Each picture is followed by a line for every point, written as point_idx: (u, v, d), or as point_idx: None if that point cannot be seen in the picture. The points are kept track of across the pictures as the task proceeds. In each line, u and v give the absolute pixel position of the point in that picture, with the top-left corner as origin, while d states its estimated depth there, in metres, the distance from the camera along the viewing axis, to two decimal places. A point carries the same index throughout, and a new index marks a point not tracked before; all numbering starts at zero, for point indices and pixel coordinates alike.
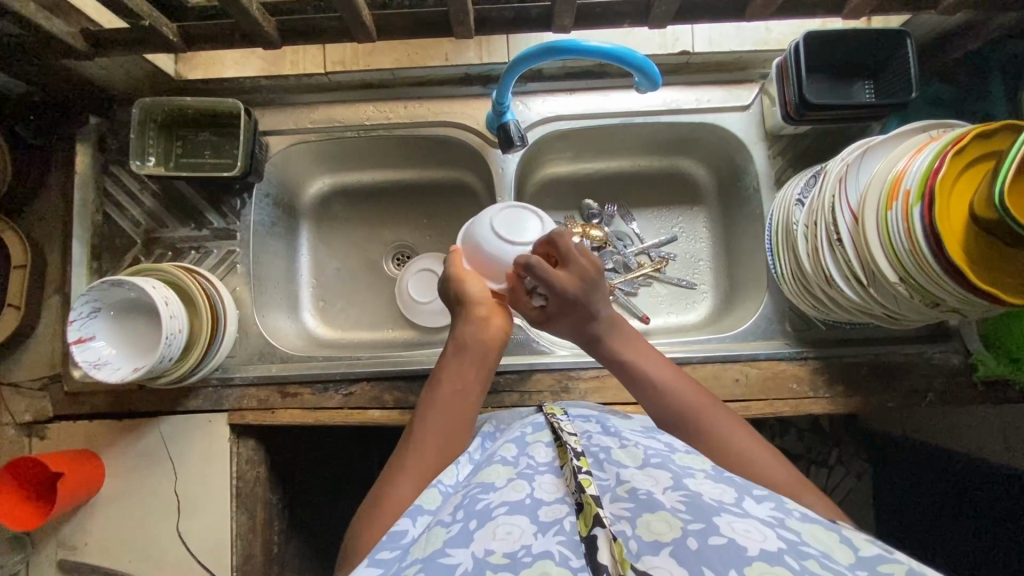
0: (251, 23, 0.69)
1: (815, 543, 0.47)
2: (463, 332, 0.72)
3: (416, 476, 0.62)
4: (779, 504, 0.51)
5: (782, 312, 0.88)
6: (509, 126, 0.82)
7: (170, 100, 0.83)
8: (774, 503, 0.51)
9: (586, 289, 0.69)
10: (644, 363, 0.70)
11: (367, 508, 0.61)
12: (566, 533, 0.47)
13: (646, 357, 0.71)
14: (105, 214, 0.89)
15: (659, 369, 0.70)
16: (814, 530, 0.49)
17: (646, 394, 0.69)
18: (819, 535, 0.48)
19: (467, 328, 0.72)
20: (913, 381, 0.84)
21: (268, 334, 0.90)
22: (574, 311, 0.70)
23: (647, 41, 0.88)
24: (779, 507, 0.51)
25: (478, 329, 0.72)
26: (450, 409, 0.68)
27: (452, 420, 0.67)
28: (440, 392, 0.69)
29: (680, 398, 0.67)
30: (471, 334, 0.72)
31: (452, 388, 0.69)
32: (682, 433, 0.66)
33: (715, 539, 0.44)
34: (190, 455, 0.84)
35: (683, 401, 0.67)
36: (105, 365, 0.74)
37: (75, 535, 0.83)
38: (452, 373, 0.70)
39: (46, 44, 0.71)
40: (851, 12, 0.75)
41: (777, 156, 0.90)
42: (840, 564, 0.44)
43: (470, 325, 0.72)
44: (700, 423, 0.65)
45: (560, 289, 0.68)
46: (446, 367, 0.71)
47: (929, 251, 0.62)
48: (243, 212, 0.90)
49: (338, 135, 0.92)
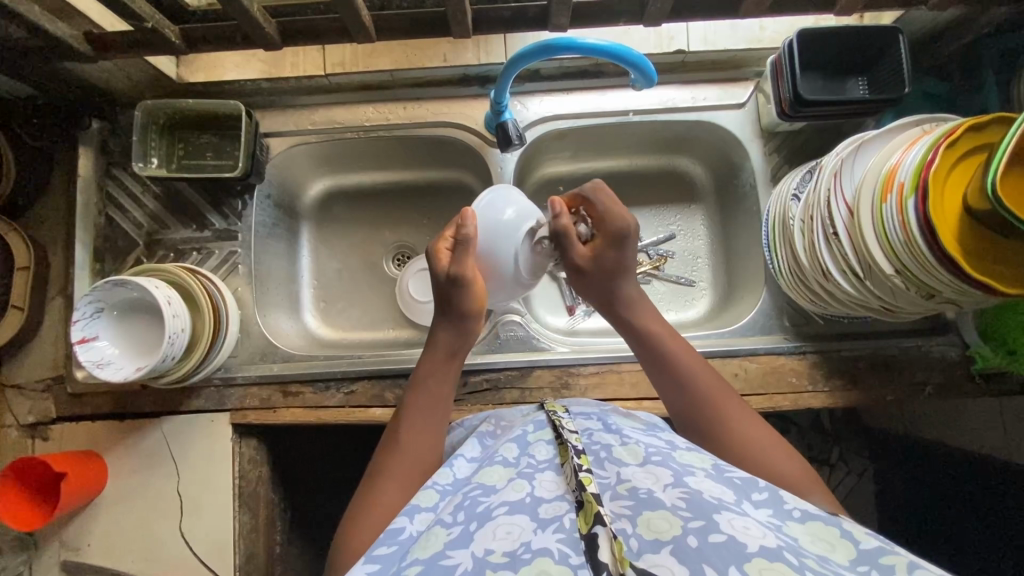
0: (252, 25, 0.70)
1: (815, 544, 0.47)
2: (448, 338, 0.71)
3: (404, 486, 0.63)
4: (779, 507, 0.51)
5: (779, 307, 0.89)
6: (508, 125, 0.83)
7: (171, 103, 0.84)
8: (772, 509, 0.51)
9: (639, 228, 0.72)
10: (674, 349, 0.69)
11: (353, 509, 0.63)
12: (565, 531, 0.48)
13: (660, 325, 0.71)
14: (108, 216, 0.90)
15: (670, 336, 0.70)
16: (813, 530, 0.49)
17: (669, 376, 0.68)
18: (817, 534, 0.48)
19: (448, 334, 0.71)
20: (912, 373, 0.85)
21: (271, 333, 0.91)
22: (622, 251, 0.71)
23: (643, 40, 0.89)
24: (778, 512, 0.51)
25: (467, 340, 0.71)
26: (432, 413, 0.68)
27: (435, 430, 0.68)
28: (426, 403, 0.68)
29: (692, 369, 0.67)
30: (456, 340, 0.71)
31: (433, 396, 0.69)
32: (702, 423, 0.65)
33: (714, 536, 0.44)
34: (192, 455, 0.84)
35: (681, 360, 0.68)
36: (108, 365, 0.75)
37: (78, 537, 0.83)
38: (433, 376, 0.70)
39: (51, 48, 0.72)
40: (842, 10, 0.75)
41: (772, 154, 0.91)
42: (839, 564, 0.45)
43: (452, 331, 0.71)
44: (694, 383, 0.67)
45: (617, 219, 0.71)
46: (432, 374, 0.70)
47: (924, 242, 0.62)
48: (244, 213, 0.91)
49: (338, 136, 0.93)
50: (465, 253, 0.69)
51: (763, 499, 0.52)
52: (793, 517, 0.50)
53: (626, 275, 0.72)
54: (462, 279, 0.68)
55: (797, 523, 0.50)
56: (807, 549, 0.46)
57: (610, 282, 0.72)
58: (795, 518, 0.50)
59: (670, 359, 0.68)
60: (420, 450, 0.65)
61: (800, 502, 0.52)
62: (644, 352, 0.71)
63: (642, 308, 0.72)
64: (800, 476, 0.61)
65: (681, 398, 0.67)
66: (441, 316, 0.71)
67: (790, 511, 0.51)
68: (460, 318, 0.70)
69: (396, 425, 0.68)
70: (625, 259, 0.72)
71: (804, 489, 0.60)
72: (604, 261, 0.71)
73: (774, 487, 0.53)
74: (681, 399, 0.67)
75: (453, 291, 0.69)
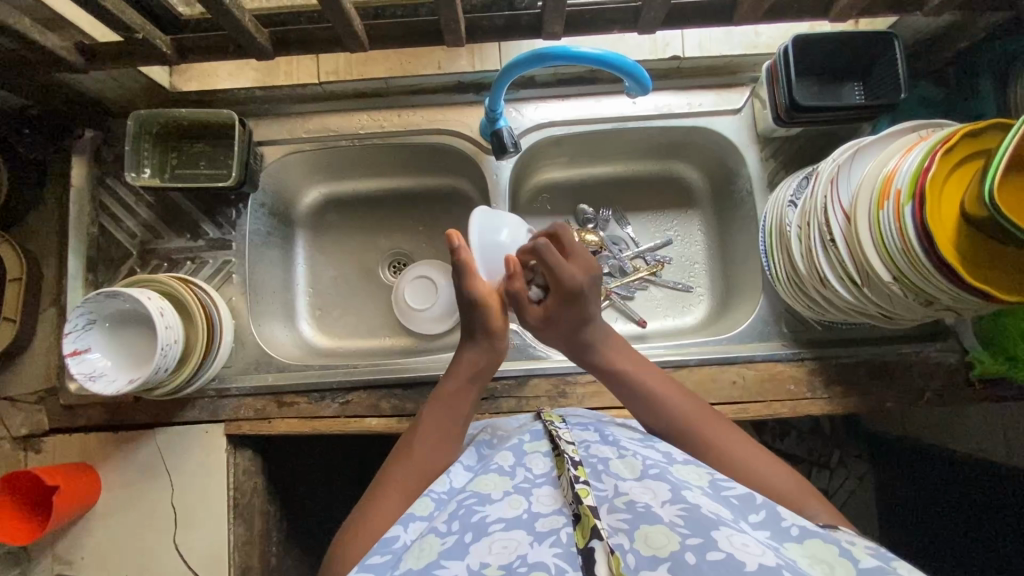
0: (244, 34, 0.70)
1: (813, 565, 0.46)
2: (473, 355, 0.71)
3: (409, 497, 0.62)
4: (776, 527, 0.50)
5: (777, 314, 0.88)
6: (503, 133, 0.83)
7: (163, 112, 0.83)
8: (770, 530, 0.50)
9: (590, 283, 0.69)
10: (642, 377, 0.69)
11: (353, 521, 0.61)
12: (562, 545, 0.47)
13: (629, 359, 0.70)
14: (101, 226, 0.89)
15: (639, 367, 0.70)
16: (813, 550, 0.48)
17: (642, 403, 0.68)
18: (816, 555, 0.48)
19: (476, 353, 0.71)
20: (911, 380, 0.84)
21: (265, 343, 0.90)
22: (576, 307, 0.68)
23: (637, 47, 0.89)
24: (775, 531, 0.50)
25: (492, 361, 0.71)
26: (445, 428, 0.67)
27: (450, 445, 0.67)
28: (447, 416, 0.68)
29: (667, 397, 0.67)
30: (483, 360, 0.71)
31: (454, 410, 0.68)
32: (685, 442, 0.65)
33: (713, 553, 0.43)
34: (187, 466, 0.84)
35: (652, 386, 0.68)
36: (99, 377, 0.74)
37: (72, 550, 0.83)
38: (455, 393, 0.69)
39: (42, 60, 0.71)
40: (837, 16, 0.75)
41: (769, 159, 0.91)
42: None
43: (480, 351, 0.71)
44: (671, 405, 0.66)
45: (563, 279, 0.67)
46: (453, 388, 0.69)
47: (923, 252, 0.62)
48: (238, 222, 0.90)
49: (332, 144, 0.93)
50: (471, 274, 0.70)
51: (760, 518, 0.51)
52: (791, 536, 0.50)
53: (587, 325, 0.70)
54: (472, 302, 0.70)
55: (797, 544, 0.49)
56: (805, 569, 0.45)
57: (569, 334, 0.70)
58: (793, 538, 0.49)
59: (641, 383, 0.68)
60: (424, 462, 0.64)
61: (796, 518, 0.52)
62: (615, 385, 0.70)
63: (608, 344, 0.71)
64: (789, 489, 0.60)
65: (656, 421, 0.67)
66: (470, 334, 0.72)
67: (788, 529, 0.50)
68: (484, 337, 0.71)
69: (409, 442, 0.66)
70: (584, 312, 0.69)
71: (801, 503, 0.59)
72: (563, 318, 0.69)
73: (772, 506, 0.52)
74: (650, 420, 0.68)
75: (473, 313, 0.70)
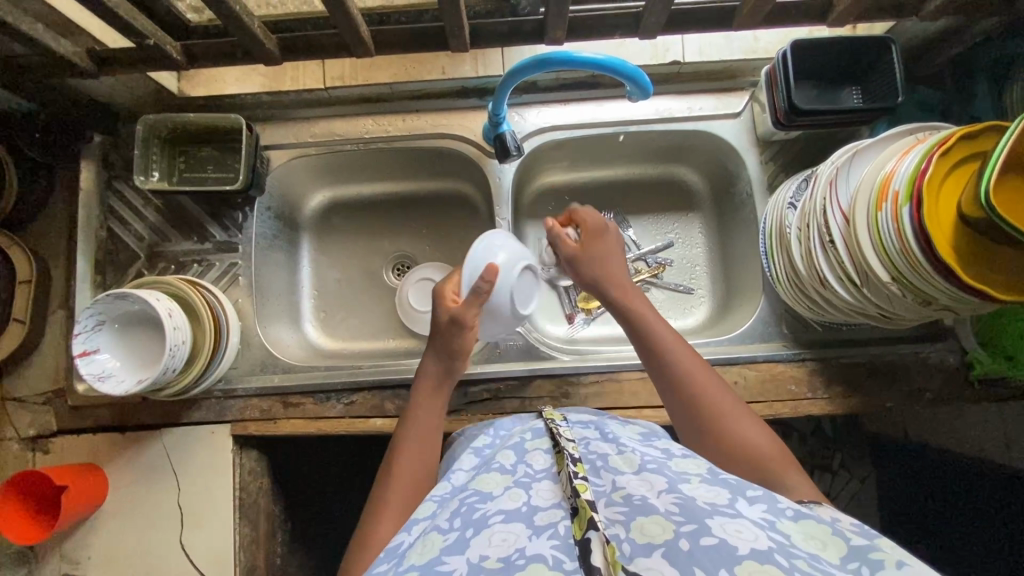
0: (253, 41, 0.71)
1: (807, 542, 0.47)
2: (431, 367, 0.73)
3: (400, 513, 0.63)
4: (772, 505, 0.51)
5: (778, 314, 0.89)
6: (506, 137, 0.84)
7: (172, 116, 0.84)
8: (766, 505, 0.51)
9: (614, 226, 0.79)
10: (672, 347, 0.69)
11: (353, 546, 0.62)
12: (560, 537, 0.47)
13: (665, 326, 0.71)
14: (109, 229, 0.91)
15: (673, 336, 0.70)
16: (806, 528, 0.49)
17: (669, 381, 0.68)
18: (811, 533, 0.48)
19: (433, 365, 0.73)
20: (911, 380, 0.85)
21: (271, 344, 0.91)
22: (604, 240, 0.77)
23: (639, 52, 0.91)
24: (771, 508, 0.50)
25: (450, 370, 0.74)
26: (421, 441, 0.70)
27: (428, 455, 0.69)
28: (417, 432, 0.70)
29: (696, 377, 0.67)
30: (442, 373, 0.73)
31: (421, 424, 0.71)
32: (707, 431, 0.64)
33: (706, 539, 0.44)
34: (193, 467, 0.85)
35: (682, 365, 0.68)
36: (109, 378, 0.75)
37: (78, 550, 0.83)
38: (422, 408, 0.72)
39: (55, 65, 0.73)
40: (835, 21, 0.76)
41: (768, 162, 0.92)
42: (829, 562, 0.45)
43: (436, 362, 0.73)
44: (699, 386, 0.66)
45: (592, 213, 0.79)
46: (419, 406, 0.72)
47: (919, 250, 0.63)
48: (245, 225, 0.91)
49: (337, 148, 0.94)
50: (474, 303, 0.70)
51: (757, 495, 0.52)
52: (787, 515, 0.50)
53: (612, 262, 0.76)
54: (457, 323, 0.70)
55: (792, 521, 0.50)
56: (799, 548, 0.46)
57: (596, 266, 0.75)
58: (788, 517, 0.50)
59: (672, 359, 0.68)
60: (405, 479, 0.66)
61: (793, 503, 0.52)
62: (646, 352, 0.70)
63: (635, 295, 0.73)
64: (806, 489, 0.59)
65: (682, 400, 0.66)
66: (431, 350, 0.74)
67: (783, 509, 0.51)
68: (447, 354, 0.72)
69: (390, 460, 0.69)
70: (609, 246, 0.77)
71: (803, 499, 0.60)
72: (592, 248, 0.76)
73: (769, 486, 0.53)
74: (676, 401, 0.67)
75: (453, 333, 0.71)
